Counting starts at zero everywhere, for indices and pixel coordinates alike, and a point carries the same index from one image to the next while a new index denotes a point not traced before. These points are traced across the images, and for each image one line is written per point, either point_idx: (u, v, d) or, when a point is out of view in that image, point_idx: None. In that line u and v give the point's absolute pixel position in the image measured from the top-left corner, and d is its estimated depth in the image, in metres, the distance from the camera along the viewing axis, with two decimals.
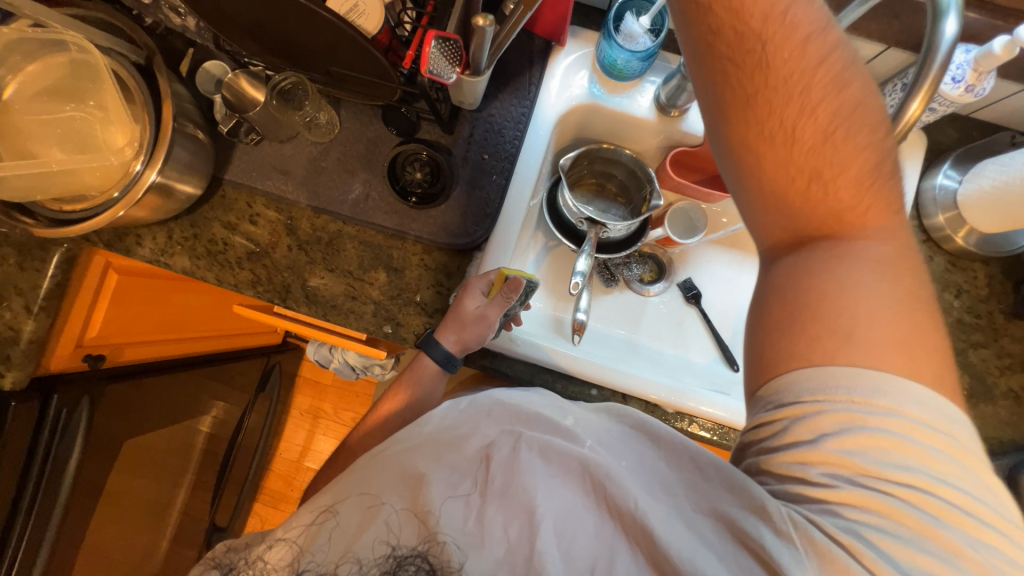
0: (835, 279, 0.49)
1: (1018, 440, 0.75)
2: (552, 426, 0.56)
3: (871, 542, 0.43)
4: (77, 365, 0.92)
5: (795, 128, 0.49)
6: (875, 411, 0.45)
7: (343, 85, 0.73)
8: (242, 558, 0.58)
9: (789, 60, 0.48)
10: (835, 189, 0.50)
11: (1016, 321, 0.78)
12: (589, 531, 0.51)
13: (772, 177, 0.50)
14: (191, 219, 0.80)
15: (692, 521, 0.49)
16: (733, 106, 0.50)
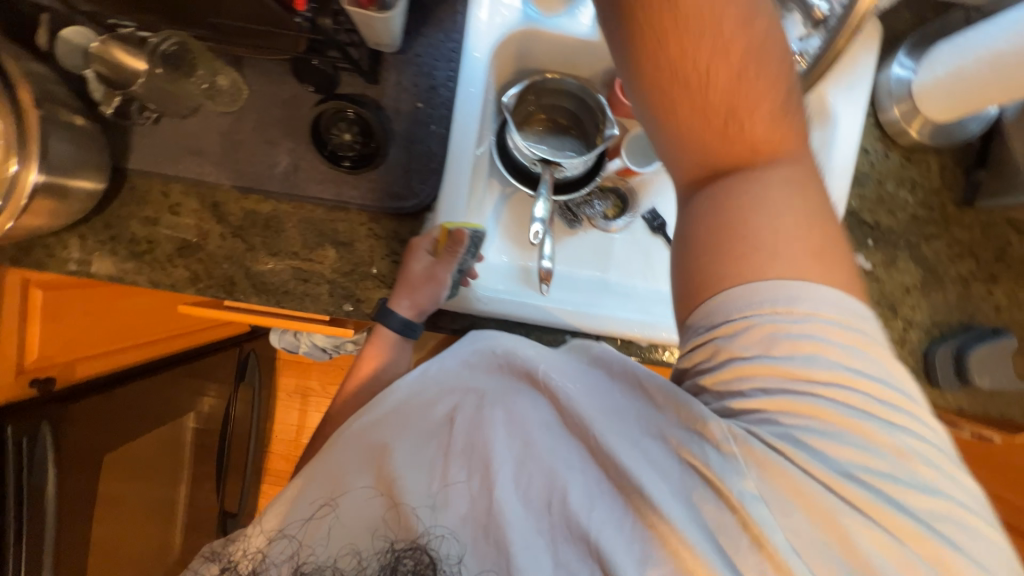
0: (757, 199, 0.45)
1: (964, 319, 0.80)
2: (504, 377, 0.57)
3: (808, 446, 0.41)
4: (25, 392, 0.87)
5: (709, 68, 0.43)
6: (800, 317, 0.43)
7: (237, 39, 0.62)
8: (240, 550, 0.59)
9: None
10: (751, 124, 0.45)
11: (967, 207, 0.80)
12: (548, 475, 0.50)
13: (689, 125, 0.46)
14: (104, 220, 0.71)
15: (641, 443, 0.47)
16: (638, 47, 0.44)
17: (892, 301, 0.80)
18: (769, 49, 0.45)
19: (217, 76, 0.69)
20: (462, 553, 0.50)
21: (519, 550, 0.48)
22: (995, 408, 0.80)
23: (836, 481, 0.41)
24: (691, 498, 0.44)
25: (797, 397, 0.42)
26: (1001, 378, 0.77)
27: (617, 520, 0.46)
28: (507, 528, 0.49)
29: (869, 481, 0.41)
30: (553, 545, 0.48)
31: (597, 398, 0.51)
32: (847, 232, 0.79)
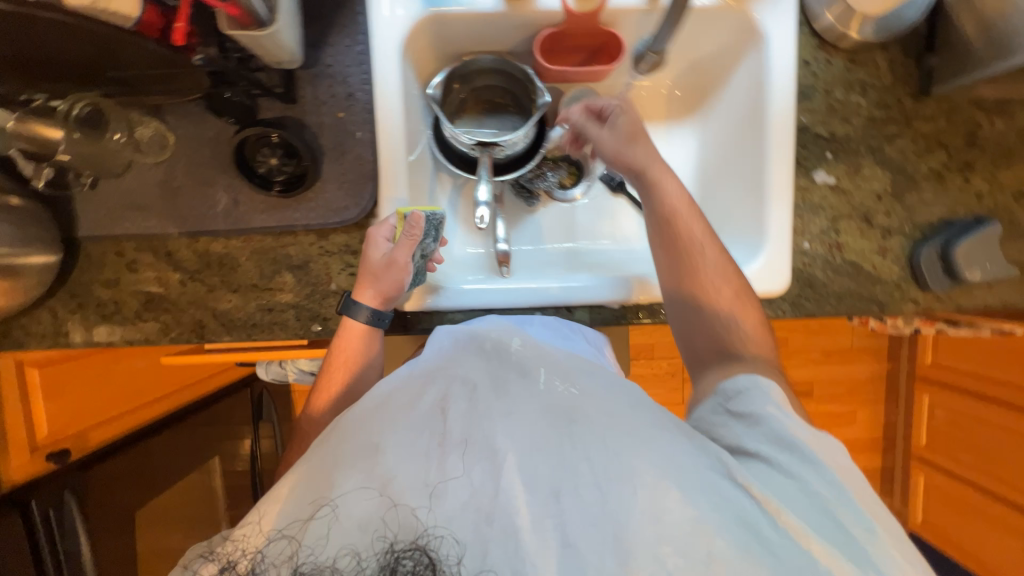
0: (716, 293, 0.67)
1: (945, 215, 0.77)
2: (503, 372, 0.60)
3: (794, 452, 0.51)
4: (44, 468, 0.90)
5: (707, 256, 0.68)
6: (781, 405, 0.55)
7: (149, 87, 0.62)
8: (242, 553, 0.51)
9: (715, 269, 0.68)
10: (732, 296, 0.67)
11: (924, 99, 0.76)
12: (562, 461, 0.51)
13: (681, 271, 0.68)
14: (68, 290, 0.73)
15: (659, 438, 0.52)
16: (661, 246, 0.70)
17: (864, 211, 0.77)
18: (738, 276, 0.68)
19: (137, 127, 0.69)
20: (462, 552, 0.48)
21: (529, 536, 0.48)
22: (992, 299, 0.77)
23: (824, 491, 0.49)
24: (717, 482, 0.49)
25: (786, 439, 0.52)
26: (992, 268, 0.73)
27: (647, 505, 0.47)
28: (517, 516, 0.49)
29: (840, 503, 0.49)
30: (558, 526, 0.48)
31: (610, 399, 0.56)
32: (802, 150, 0.76)
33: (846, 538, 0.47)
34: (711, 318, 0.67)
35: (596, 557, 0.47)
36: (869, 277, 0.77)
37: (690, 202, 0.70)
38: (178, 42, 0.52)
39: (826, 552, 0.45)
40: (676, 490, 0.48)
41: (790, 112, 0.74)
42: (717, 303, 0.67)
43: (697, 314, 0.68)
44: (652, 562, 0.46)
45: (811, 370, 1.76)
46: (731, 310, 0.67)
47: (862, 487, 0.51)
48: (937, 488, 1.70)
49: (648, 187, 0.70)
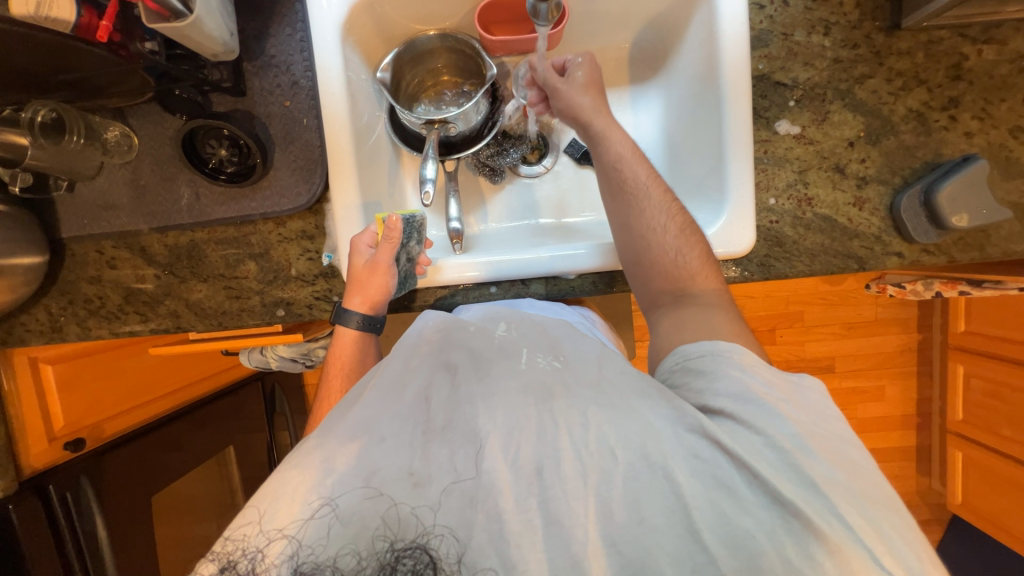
0: (669, 246, 0.64)
1: (929, 157, 0.70)
2: (479, 352, 0.57)
3: (763, 412, 0.47)
4: (62, 455, 0.98)
5: (658, 201, 0.66)
6: (744, 367, 0.51)
7: (109, 89, 0.67)
8: (242, 552, 0.44)
9: (669, 210, 0.66)
10: (688, 248, 0.64)
11: (897, 33, 0.70)
12: (546, 436, 0.48)
13: (633, 217, 0.66)
14: (59, 288, 0.79)
15: (635, 411, 0.48)
16: (611, 194, 0.68)
17: (835, 160, 0.72)
18: (691, 226, 0.66)
19: (103, 131, 0.73)
20: (463, 550, 0.44)
21: (512, 516, 0.45)
22: (988, 246, 0.70)
23: (793, 449, 0.44)
24: (696, 452, 0.45)
25: (746, 396, 0.48)
26: (983, 212, 0.66)
27: (627, 480, 0.45)
28: (498, 497, 0.46)
29: (802, 454, 0.44)
30: (545, 503, 0.46)
31: (588, 376, 0.54)
32: (761, 100, 0.73)
33: (830, 500, 0.42)
34: (665, 262, 0.64)
35: (576, 531, 0.44)
36: (846, 232, 0.72)
37: (637, 149, 0.69)
38: (103, 39, 0.58)
39: (803, 516, 0.41)
40: (646, 465, 0.45)
41: (744, 63, 0.70)
42: (663, 239, 0.64)
43: (647, 255, 0.65)
44: (632, 534, 0.44)
45: (830, 344, 1.65)
46: (678, 243, 0.64)
47: (833, 443, 0.46)
48: (977, 466, 1.55)
49: (593, 141, 0.69)
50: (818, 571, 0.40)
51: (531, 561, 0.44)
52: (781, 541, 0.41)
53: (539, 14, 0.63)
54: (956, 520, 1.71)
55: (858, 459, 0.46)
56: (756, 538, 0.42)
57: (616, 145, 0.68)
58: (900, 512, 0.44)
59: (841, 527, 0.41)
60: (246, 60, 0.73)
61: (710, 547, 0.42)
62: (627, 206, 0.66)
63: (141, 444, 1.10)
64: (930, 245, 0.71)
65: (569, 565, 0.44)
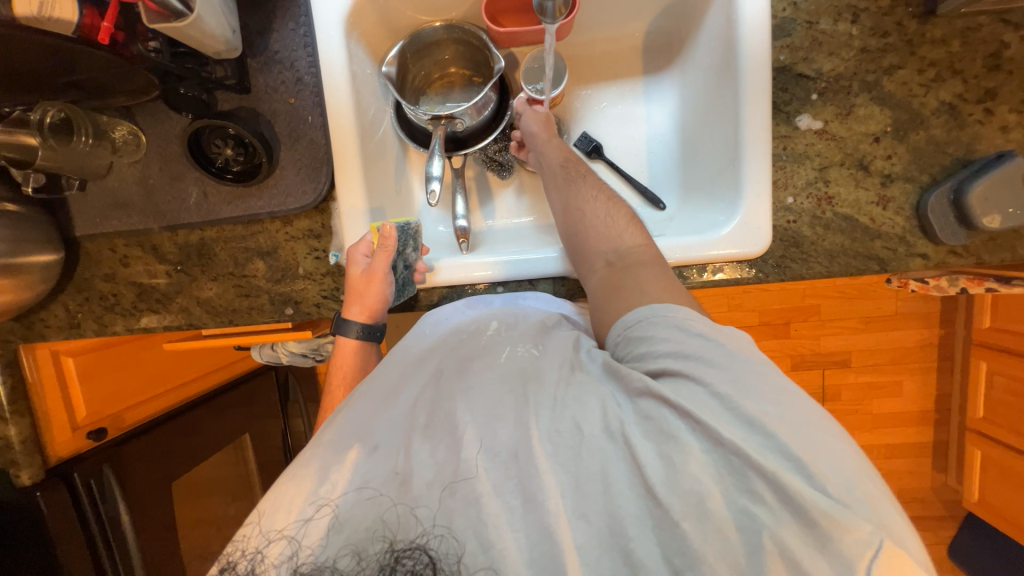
0: (606, 219, 0.65)
1: (960, 154, 0.67)
2: (466, 355, 0.57)
3: (698, 365, 0.45)
4: (85, 444, 1.01)
5: (593, 182, 0.69)
6: (680, 323, 0.49)
7: (116, 88, 0.67)
8: (247, 555, 0.45)
9: (602, 190, 0.68)
10: (621, 220, 0.64)
11: (932, 20, 0.66)
12: (519, 419, 0.47)
13: (567, 200, 0.69)
14: (76, 285, 0.81)
15: (588, 382, 0.49)
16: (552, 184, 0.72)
17: (859, 157, 0.68)
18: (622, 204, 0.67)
19: (112, 130, 0.73)
20: (462, 550, 0.43)
21: (491, 499, 0.44)
22: (1020, 248, 0.67)
23: (729, 392, 0.43)
24: (643, 412, 0.45)
25: (687, 351, 0.46)
26: (1016, 212, 0.63)
27: (590, 453, 0.44)
28: (477, 483, 0.45)
29: (739, 398, 0.42)
30: (524, 483, 0.45)
31: (560, 359, 0.53)
32: (781, 94, 0.69)
33: (777, 438, 0.40)
34: (600, 230, 0.64)
35: (550, 503, 0.44)
36: (868, 232, 0.69)
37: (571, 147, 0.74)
38: (105, 42, 0.57)
39: (761, 469, 0.39)
40: (607, 436, 0.45)
41: (765, 54, 0.66)
42: (594, 208, 0.66)
43: (584, 225, 0.65)
44: (599, 500, 0.43)
45: (846, 338, 1.61)
46: (607, 209, 0.66)
47: (762, 378, 0.44)
48: (996, 464, 1.52)
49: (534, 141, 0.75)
50: (765, 512, 0.39)
51: (508, 540, 0.43)
52: (728, 487, 0.41)
53: (546, 13, 0.61)
54: (971, 517, 1.68)
55: (788, 389, 0.44)
56: (703, 483, 0.41)
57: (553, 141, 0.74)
58: (840, 436, 0.42)
59: (780, 461, 0.39)
60: (250, 56, 0.72)
61: (664, 499, 0.41)
62: (563, 185, 0.70)
63: (160, 433, 1.14)
64: (957, 247, 0.67)
65: (544, 541, 0.43)
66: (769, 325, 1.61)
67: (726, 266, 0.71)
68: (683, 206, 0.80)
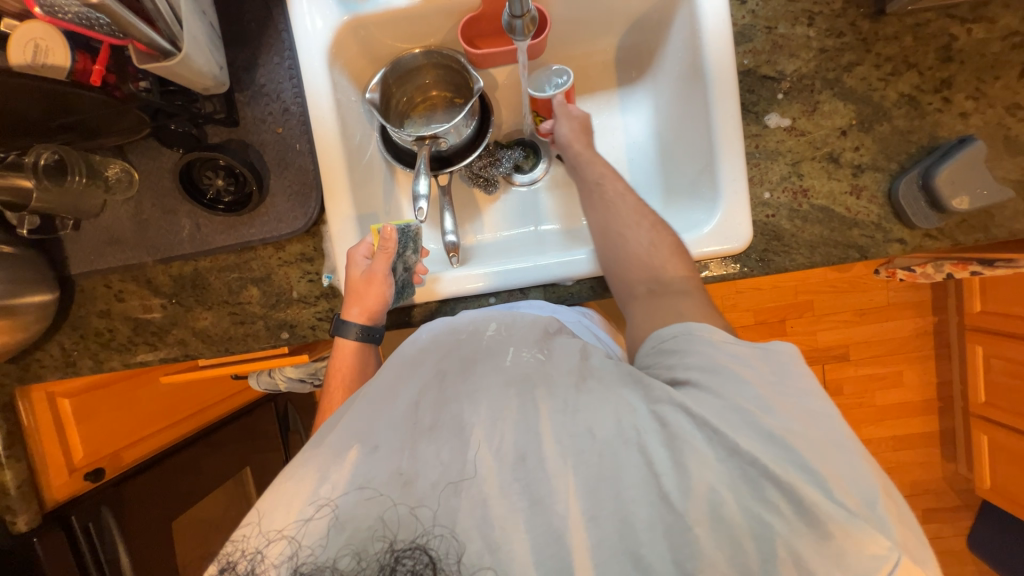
0: (646, 244, 0.65)
1: (924, 142, 0.69)
2: (468, 354, 0.57)
3: (726, 378, 0.47)
4: (83, 486, 0.99)
5: (635, 204, 0.69)
6: (713, 340, 0.51)
7: (107, 129, 0.69)
8: (247, 556, 0.45)
9: (642, 215, 0.68)
10: (663, 244, 0.65)
11: (883, 19, 0.70)
12: (527, 423, 0.48)
13: (607, 221, 0.69)
14: (71, 323, 0.81)
15: (600, 388, 0.50)
16: (590, 206, 0.72)
17: (829, 150, 0.71)
18: (665, 228, 0.67)
19: (105, 168, 0.75)
20: (462, 549, 0.43)
21: (497, 501, 0.44)
22: (993, 228, 0.68)
23: (754, 406, 0.44)
24: (661, 420, 0.45)
25: (716, 365, 0.48)
26: (983, 194, 0.65)
27: (601, 457, 0.45)
28: (483, 484, 0.45)
29: (761, 411, 0.44)
30: (530, 485, 0.45)
31: (569, 365, 0.54)
32: (749, 95, 0.72)
33: (792, 450, 0.41)
34: (639, 255, 0.65)
35: (557, 506, 0.44)
36: (845, 221, 0.71)
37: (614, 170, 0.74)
38: (97, 83, 0.60)
39: (772, 471, 0.41)
40: (621, 442, 0.45)
41: (729, 59, 0.70)
42: (637, 234, 0.66)
43: (622, 249, 0.66)
44: (610, 506, 0.44)
45: (842, 331, 1.63)
46: (651, 237, 0.66)
47: (793, 397, 0.46)
48: (1003, 449, 1.51)
49: (574, 159, 0.76)
50: (778, 514, 0.40)
51: (515, 542, 0.43)
52: (740, 491, 0.41)
53: (516, 30, 0.63)
54: (986, 506, 1.66)
55: (816, 408, 0.45)
56: (717, 490, 0.42)
57: (594, 163, 0.75)
58: (861, 455, 0.43)
59: (798, 470, 0.41)
60: (238, 91, 0.75)
61: (679, 506, 0.42)
62: (602, 208, 0.70)
63: (158, 470, 1.12)
64: (932, 230, 0.69)
65: (550, 541, 0.43)
66: (764, 323, 1.63)
67: (712, 263, 0.73)
68: (665, 208, 0.82)
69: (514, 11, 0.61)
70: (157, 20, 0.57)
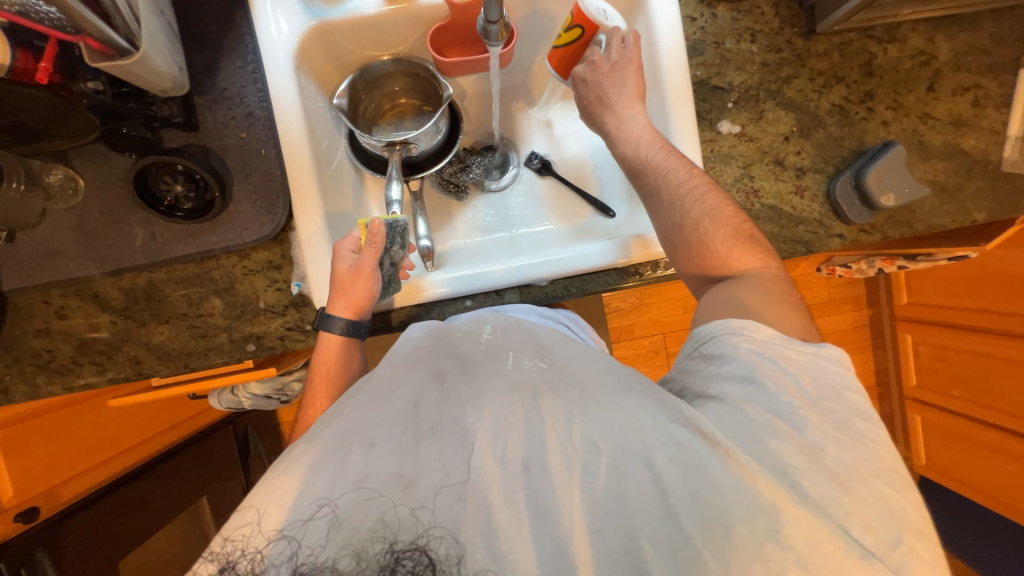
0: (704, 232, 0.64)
1: (855, 147, 0.77)
2: (467, 357, 0.58)
3: (762, 392, 0.49)
4: (14, 528, 0.87)
5: (687, 181, 0.66)
6: (757, 344, 0.53)
7: (50, 132, 0.65)
8: (241, 553, 0.42)
9: (701, 196, 0.65)
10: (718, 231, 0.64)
11: (814, 38, 0.78)
12: (534, 432, 0.48)
13: (656, 207, 0.68)
14: (2, 345, 0.74)
15: (606, 399, 0.51)
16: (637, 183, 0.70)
17: (774, 154, 0.78)
18: (721, 207, 0.65)
19: (47, 174, 0.70)
20: (463, 552, 0.42)
21: (501, 510, 0.44)
22: (915, 223, 0.77)
23: (782, 423, 0.47)
24: (676, 439, 0.46)
25: (753, 376, 0.50)
26: (906, 192, 0.73)
27: (610, 472, 0.46)
28: (486, 492, 0.45)
29: (786, 428, 0.47)
30: (533, 495, 0.45)
31: (571, 375, 0.55)
32: (702, 104, 0.78)
33: (792, 473, 0.44)
34: (698, 242, 0.65)
35: (563, 518, 0.45)
36: (791, 219, 0.77)
37: (656, 134, 0.71)
38: (43, 81, 0.56)
39: (772, 486, 0.43)
40: (628, 456, 0.46)
41: (683, 69, 0.75)
42: (686, 233, 0.65)
43: (677, 239, 0.66)
44: (615, 519, 0.45)
45: None
46: (710, 220, 0.64)
47: (832, 416, 0.48)
48: (935, 427, 1.65)
49: (609, 137, 0.74)
50: (788, 546, 0.41)
51: (520, 552, 0.43)
52: (752, 519, 0.42)
53: (490, 36, 0.65)
54: (924, 481, 1.80)
55: (856, 430, 0.47)
56: (727, 514, 0.42)
57: (638, 137, 0.70)
58: (891, 483, 0.45)
59: (811, 499, 0.43)
60: (197, 94, 0.72)
61: (687, 527, 0.43)
62: (651, 191, 0.68)
63: (104, 505, 1.02)
64: (865, 225, 0.77)
65: (556, 555, 0.43)
66: None
67: None
68: (631, 213, 0.86)
69: (489, 19, 0.62)
70: (113, 17, 0.54)
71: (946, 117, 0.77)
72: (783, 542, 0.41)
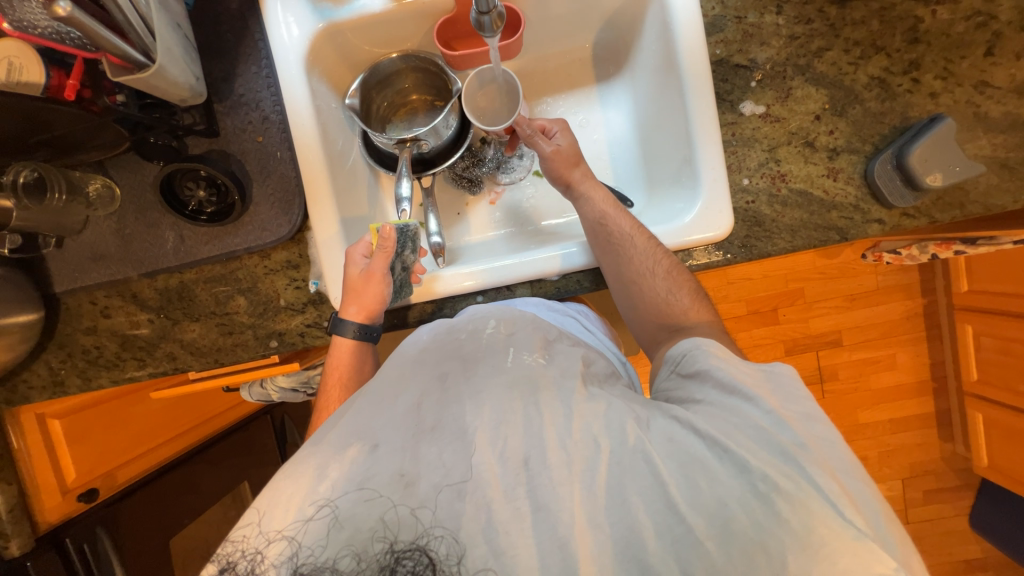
0: (661, 296, 0.68)
1: (897, 122, 0.71)
2: (468, 353, 0.58)
3: (742, 400, 0.48)
4: (77, 507, 0.98)
5: (653, 245, 0.70)
6: (721, 358, 0.53)
7: (87, 143, 0.69)
8: (242, 555, 0.44)
9: (660, 260, 0.69)
10: (680, 291, 0.68)
11: (849, 5, 0.71)
12: (533, 428, 0.48)
13: (613, 264, 0.70)
14: (57, 342, 0.81)
15: (602, 395, 0.51)
16: (596, 243, 0.72)
17: (804, 135, 0.72)
18: (677, 269, 0.69)
19: (86, 185, 0.75)
20: (463, 551, 0.43)
21: (500, 506, 0.44)
22: (968, 204, 0.69)
23: (771, 425, 0.46)
24: (671, 436, 0.47)
25: (733, 385, 0.50)
26: (957, 170, 0.66)
27: (610, 467, 0.45)
28: (486, 489, 0.45)
29: (778, 428, 0.46)
30: (534, 491, 0.45)
31: (569, 369, 0.54)
32: (723, 84, 0.73)
33: (801, 464, 0.43)
34: (654, 300, 0.69)
35: (563, 515, 0.44)
36: (823, 204, 0.72)
37: (617, 205, 0.74)
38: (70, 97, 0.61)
39: (776, 479, 0.42)
40: (629, 450, 0.46)
41: (702, 49, 0.70)
42: (653, 282, 0.68)
43: (639, 297, 0.69)
44: (617, 516, 0.44)
45: (834, 317, 1.64)
46: (667, 285, 0.68)
47: (807, 419, 0.47)
48: (998, 426, 1.51)
49: (575, 199, 0.76)
50: (786, 531, 0.40)
51: (520, 547, 0.43)
52: (751, 506, 0.42)
53: (484, 27, 0.64)
54: (986, 485, 1.65)
55: (831, 431, 0.47)
56: (727, 506, 0.42)
57: (603, 203, 0.74)
58: (869, 482, 0.45)
59: (812, 489, 0.41)
60: (217, 101, 0.75)
61: (688, 517, 0.42)
62: (614, 253, 0.70)
63: (154, 488, 1.11)
64: (909, 209, 0.70)
65: (558, 552, 0.43)
66: (756, 314, 1.64)
67: (696, 252, 0.73)
68: (649, 202, 0.82)
69: (481, 8, 0.62)
70: (129, 33, 0.57)
71: (1007, 85, 0.68)
72: (784, 527, 0.40)
